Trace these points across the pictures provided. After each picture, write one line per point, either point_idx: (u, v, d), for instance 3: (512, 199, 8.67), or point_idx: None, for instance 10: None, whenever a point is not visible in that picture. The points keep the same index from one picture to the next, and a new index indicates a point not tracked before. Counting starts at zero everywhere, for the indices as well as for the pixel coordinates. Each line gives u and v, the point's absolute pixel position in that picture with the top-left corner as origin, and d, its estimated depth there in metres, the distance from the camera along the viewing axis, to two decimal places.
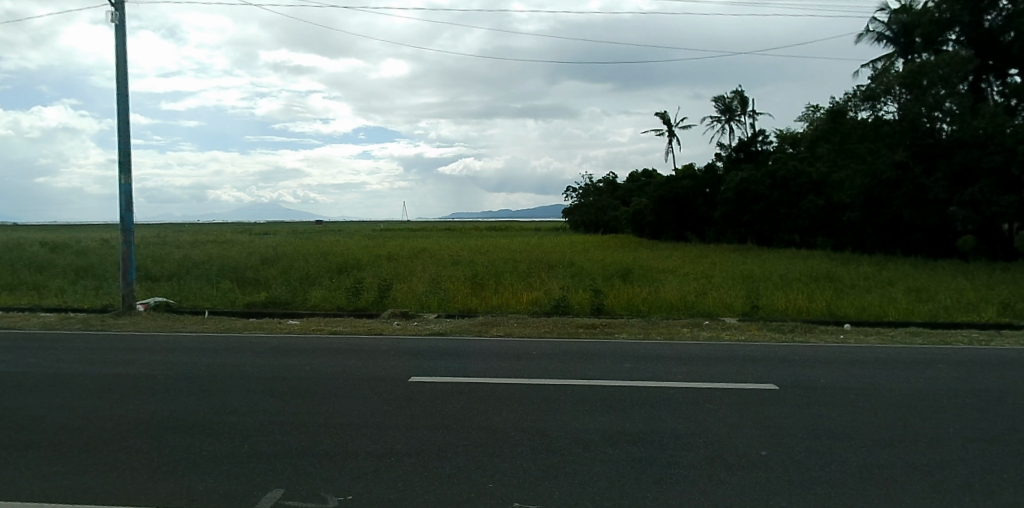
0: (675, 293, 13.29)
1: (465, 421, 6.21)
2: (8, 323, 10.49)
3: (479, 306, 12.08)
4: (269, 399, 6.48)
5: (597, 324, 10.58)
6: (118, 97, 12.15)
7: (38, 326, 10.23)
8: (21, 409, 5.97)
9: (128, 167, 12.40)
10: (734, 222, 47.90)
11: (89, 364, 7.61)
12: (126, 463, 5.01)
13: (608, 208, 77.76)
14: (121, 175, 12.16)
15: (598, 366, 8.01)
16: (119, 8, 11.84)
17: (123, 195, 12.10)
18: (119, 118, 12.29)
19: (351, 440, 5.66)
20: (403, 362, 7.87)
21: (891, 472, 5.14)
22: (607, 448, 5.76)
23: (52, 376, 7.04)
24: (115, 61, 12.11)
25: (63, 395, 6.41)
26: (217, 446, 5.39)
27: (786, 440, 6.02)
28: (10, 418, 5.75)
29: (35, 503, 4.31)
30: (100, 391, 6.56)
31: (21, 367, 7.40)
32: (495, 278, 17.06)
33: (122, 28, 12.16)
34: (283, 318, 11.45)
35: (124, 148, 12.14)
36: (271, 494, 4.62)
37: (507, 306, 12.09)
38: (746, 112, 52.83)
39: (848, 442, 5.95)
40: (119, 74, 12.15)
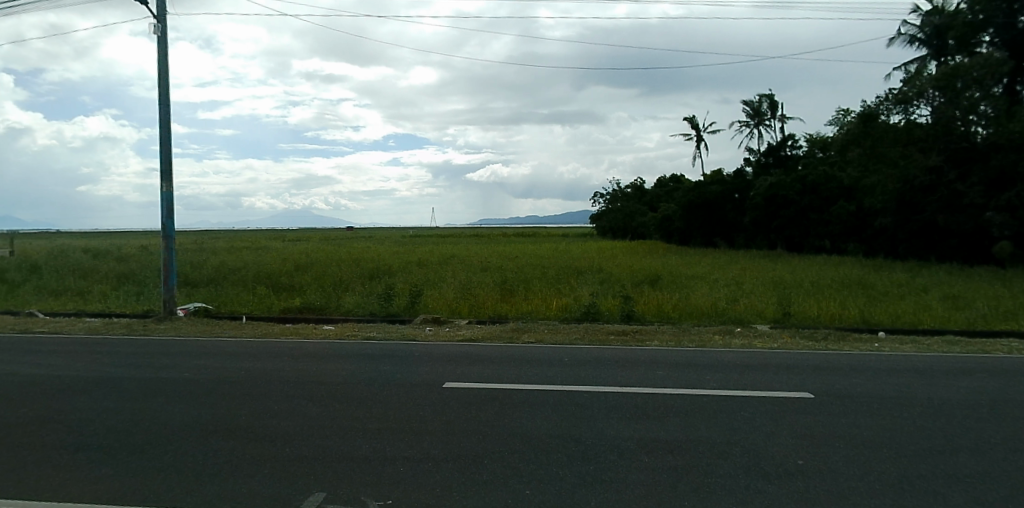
0: (704, 300, 13.17)
1: (499, 427, 6.27)
2: (56, 327, 10.78)
3: (509, 312, 12.10)
4: (305, 403, 6.57)
5: (628, 330, 10.50)
6: (161, 107, 12.41)
7: (84, 330, 10.50)
8: (75, 411, 6.15)
9: (170, 175, 12.67)
10: (763, 228, 47.50)
11: (135, 368, 7.75)
12: (174, 467, 5.19)
13: (635, 215, 77.45)
14: (163, 183, 12.40)
15: (632, 373, 7.95)
16: (161, 20, 12.09)
17: (164, 202, 12.33)
18: (161, 126, 12.57)
19: (389, 445, 5.78)
20: (440, 368, 7.91)
21: (932, 483, 5.03)
22: (642, 456, 5.76)
23: (101, 380, 7.19)
24: (158, 72, 12.38)
25: (112, 398, 6.56)
26: (259, 449, 5.55)
27: (823, 449, 5.94)
28: (64, 420, 5.94)
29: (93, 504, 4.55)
30: (148, 395, 6.69)
31: (70, 371, 7.55)
32: (523, 284, 17.03)
33: (165, 40, 12.42)
34: (318, 323, 11.57)
35: (166, 156, 12.39)
36: (313, 498, 4.77)
37: (536, 312, 12.10)
38: (775, 117, 52.31)
39: (886, 451, 5.85)
40: (162, 85, 12.41)
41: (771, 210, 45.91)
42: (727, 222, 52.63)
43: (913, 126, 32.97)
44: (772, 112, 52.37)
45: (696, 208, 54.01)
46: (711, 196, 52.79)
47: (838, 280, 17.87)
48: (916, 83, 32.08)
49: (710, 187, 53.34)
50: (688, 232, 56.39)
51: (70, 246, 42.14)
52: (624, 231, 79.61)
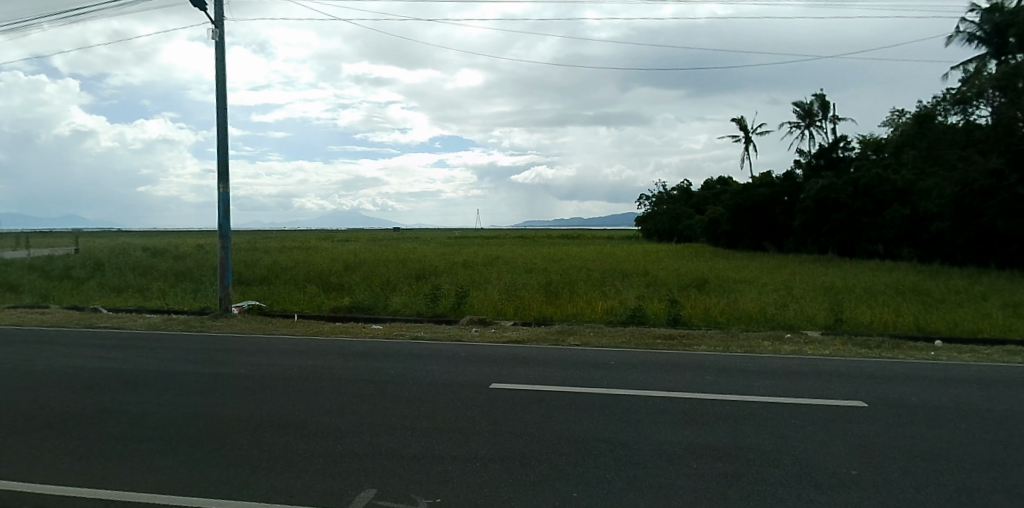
0: (753, 304, 12.89)
1: (546, 429, 6.23)
2: (119, 323, 11.20)
3: (555, 314, 12.03)
4: (355, 400, 6.67)
5: (676, 335, 10.33)
6: (218, 111, 12.79)
7: (145, 326, 10.88)
8: (136, 404, 6.41)
9: (226, 176, 13.03)
10: (813, 231, 46.32)
11: (193, 363, 8.00)
12: (229, 460, 5.36)
13: (682, 218, 76.49)
14: (220, 184, 12.75)
15: (680, 378, 7.80)
16: (219, 26, 12.45)
17: (221, 203, 12.68)
18: (218, 128, 12.95)
19: (438, 444, 5.81)
20: (487, 369, 7.92)
21: (998, 498, 4.76)
22: (690, 462, 5.63)
23: (161, 374, 7.45)
24: (216, 77, 12.75)
25: (172, 392, 6.80)
26: (312, 444, 5.69)
27: (880, 460, 5.69)
28: (127, 413, 6.19)
29: (153, 495, 4.74)
30: (205, 389, 6.91)
31: (132, 365, 7.84)
32: (566, 286, 16.95)
33: (222, 45, 12.79)
34: (367, 323, 11.73)
35: (223, 159, 12.74)
36: (363, 496, 4.79)
37: (582, 314, 12.02)
38: (827, 118, 51.09)
39: (944, 463, 5.60)
40: (219, 89, 12.79)
41: (822, 214, 44.61)
42: (777, 225, 51.45)
43: (972, 128, 32.29)
44: (824, 113, 51.17)
45: (745, 211, 53.27)
46: (760, 199, 51.83)
47: (891, 287, 17.22)
48: (974, 83, 31.03)
49: (759, 190, 52.14)
50: (737, 235, 55.61)
51: (129, 246, 43.74)
52: (670, 234, 78.68)
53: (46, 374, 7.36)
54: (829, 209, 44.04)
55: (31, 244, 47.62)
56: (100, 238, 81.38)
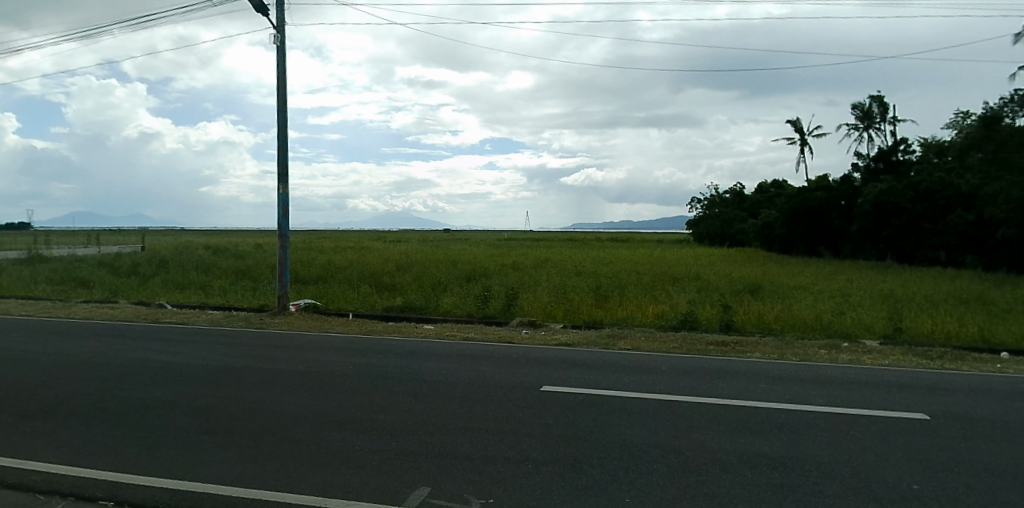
0: (808, 312, 12.54)
1: (596, 433, 6.18)
2: (183, 318, 11.61)
3: (604, 318, 11.92)
4: (408, 399, 6.75)
5: (728, 341, 10.11)
6: (279, 114, 13.15)
7: (207, 322, 11.25)
8: (202, 398, 6.64)
9: (286, 178, 13.37)
10: (871, 238, 44.89)
11: (253, 359, 8.25)
12: (288, 453, 5.52)
13: (735, 222, 74.89)
14: (279, 185, 13.09)
15: (733, 385, 7.62)
16: (280, 30, 12.80)
17: (280, 204, 13.02)
18: (279, 130, 13.33)
19: (490, 445, 5.82)
20: (539, 371, 7.90)
21: None
22: (745, 471, 5.50)
23: (223, 368, 7.70)
24: (278, 80, 13.11)
25: (233, 385, 7.02)
26: (367, 442, 5.78)
27: (943, 476, 5.44)
28: (192, 406, 6.43)
29: (215, 486, 4.92)
30: (264, 383, 7.11)
31: (196, 359, 8.12)
32: (616, 290, 16.84)
33: (283, 50, 13.15)
34: (418, 322, 11.90)
35: (283, 161, 13.08)
36: (416, 495, 4.81)
37: (632, 318, 11.92)
38: (886, 120, 49.53)
39: (1011, 481, 5.30)
40: (280, 92, 13.14)
41: (881, 219, 43.28)
42: (832, 230, 49.79)
43: None
44: (883, 114, 49.61)
45: (800, 216, 51.93)
46: (816, 203, 50.40)
47: (953, 295, 16.51)
48: None
49: (815, 194, 50.80)
50: (792, 239, 54.13)
51: (189, 245, 45.57)
52: (722, 238, 77.25)
53: (116, 367, 7.70)
54: (888, 214, 42.70)
55: (100, 244, 49.78)
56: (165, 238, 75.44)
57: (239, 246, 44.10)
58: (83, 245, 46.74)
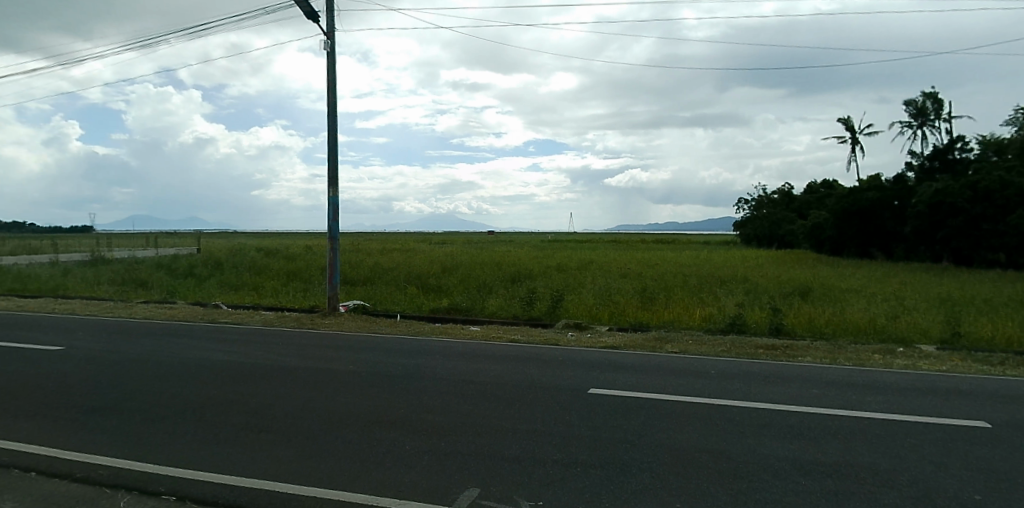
0: (861, 315, 12.19)
1: (645, 437, 6.12)
2: (237, 318, 11.96)
3: (651, 320, 11.83)
4: (458, 400, 6.80)
5: (779, 345, 9.91)
6: (330, 119, 13.41)
7: (261, 322, 11.56)
8: (257, 395, 6.83)
9: (336, 182, 13.63)
10: (926, 238, 43.49)
11: (304, 358, 8.44)
12: (340, 452, 5.63)
13: (783, 223, 73.33)
14: (330, 189, 13.33)
15: (784, 390, 7.46)
16: (330, 36, 13.04)
17: (332, 207, 13.28)
18: (330, 134, 13.59)
19: (539, 447, 5.82)
20: (585, 373, 7.89)
21: None
22: (800, 478, 5.37)
23: (276, 367, 7.91)
24: (328, 86, 13.37)
25: (286, 384, 7.20)
26: (416, 442, 5.84)
27: (1008, 486, 5.21)
28: (247, 403, 6.61)
29: (271, 483, 5.05)
30: (315, 382, 7.28)
31: (250, 358, 8.36)
32: (662, 292, 16.69)
33: (334, 56, 13.41)
34: (465, 324, 12.01)
35: (333, 164, 13.34)
36: (467, 496, 4.85)
37: (678, 321, 11.78)
38: (942, 117, 47.87)
39: None
40: (331, 97, 13.42)
41: (937, 219, 41.88)
42: (886, 231, 48.31)
43: None
44: (938, 111, 47.97)
45: (851, 216, 50.68)
46: (868, 203, 49.11)
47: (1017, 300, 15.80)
48: None
49: (866, 193, 49.51)
50: (843, 240, 52.83)
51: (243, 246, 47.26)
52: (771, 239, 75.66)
53: (176, 365, 7.97)
54: (944, 215, 41.29)
55: (162, 246, 51.96)
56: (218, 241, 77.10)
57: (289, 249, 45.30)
58: (146, 247, 48.76)
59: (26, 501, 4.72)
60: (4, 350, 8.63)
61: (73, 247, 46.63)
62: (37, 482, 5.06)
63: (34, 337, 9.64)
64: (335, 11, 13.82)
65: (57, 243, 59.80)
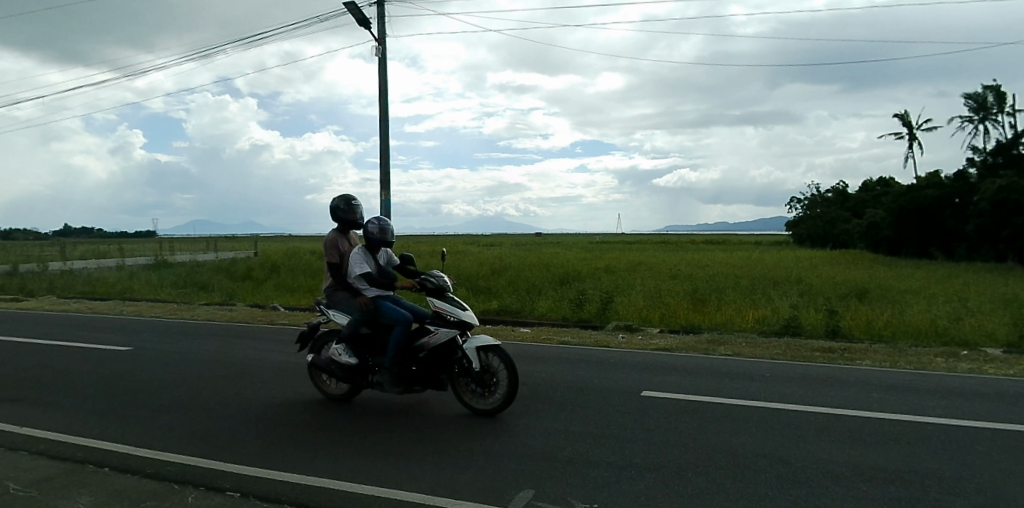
0: (921, 317, 11.78)
1: (700, 439, 6.04)
2: (294, 319, 12.31)
3: (702, 322, 11.69)
4: (510, 402, 6.86)
5: (835, 348, 9.70)
6: (382, 124, 13.67)
7: None
8: (314, 395, 7.02)
9: (388, 186, 13.86)
10: (989, 237, 41.74)
11: None
12: (397, 451, 5.74)
13: (838, 222, 71.47)
14: (383, 192, 13.57)
15: (842, 394, 7.30)
16: (381, 42, 13.25)
17: (384, 210, 13.52)
18: (381, 139, 13.84)
19: (591, 449, 5.80)
20: (636, 376, 7.87)
21: None
22: (860, 485, 5.23)
23: None
24: (381, 92, 13.62)
25: None
26: (470, 442, 5.93)
27: None
28: (305, 403, 6.80)
29: (331, 481, 5.19)
30: None
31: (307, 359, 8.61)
32: (715, 293, 16.47)
33: (385, 62, 13.64)
34: (516, 325, 12.09)
35: (385, 168, 13.58)
36: (522, 497, 4.88)
37: (730, 323, 11.59)
38: (1004, 111, 45.91)
39: None
40: (382, 103, 13.64)
41: (1001, 217, 40.17)
42: (946, 230, 46.62)
43: None
44: (1000, 105, 46.01)
45: (909, 214, 49.11)
46: (927, 201, 47.56)
47: None
48: None
49: (926, 191, 47.91)
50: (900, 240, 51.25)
51: (296, 251, 48.46)
52: (825, 239, 73.77)
53: (237, 364, 8.27)
54: (1008, 212, 39.58)
55: (222, 250, 53.91)
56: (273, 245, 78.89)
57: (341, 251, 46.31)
58: (206, 251, 50.53)
59: (102, 495, 4.96)
60: (78, 350, 9.09)
61: (136, 251, 48.65)
62: (111, 476, 5.30)
63: (103, 337, 10.13)
64: (385, 17, 14.03)
65: (127, 249, 62.46)
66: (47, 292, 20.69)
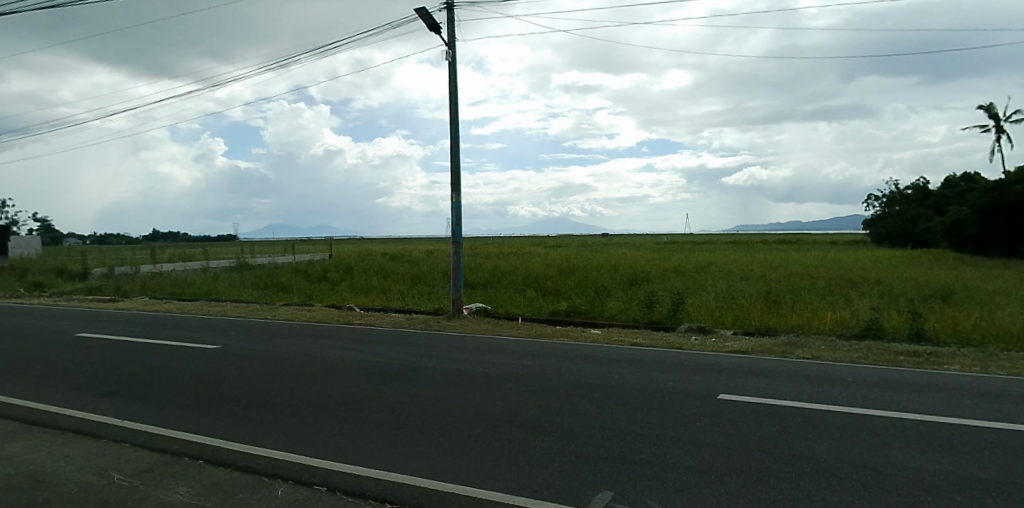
0: (1015, 320, 11.13)
1: (781, 445, 5.88)
2: (369, 319, 12.70)
3: (777, 324, 11.44)
4: (585, 403, 6.92)
5: (920, 352, 9.32)
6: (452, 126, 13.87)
7: (391, 323, 12.20)
8: (392, 395, 7.23)
9: (458, 188, 14.06)
10: None
11: (433, 359, 8.86)
12: (474, 450, 5.83)
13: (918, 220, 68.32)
14: (453, 194, 13.76)
15: (929, 400, 6.99)
16: (450, 46, 13.43)
17: (454, 212, 13.74)
18: (451, 142, 14.03)
19: (669, 452, 5.72)
20: (710, 379, 7.78)
21: None
22: (955, 494, 4.87)
23: (410, 368, 8.37)
24: (451, 96, 13.81)
25: (419, 385, 7.55)
26: (546, 443, 5.95)
27: None
28: (384, 402, 7.00)
29: (412, 477, 5.30)
30: (447, 382, 7.63)
31: (384, 359, 8.90)
32: (790, 295, 15.97)
33: (454, 66, 13.82)
34: (586, 326, 12.13)
35: (455, 171, 13.77)
36: (601, 497, 4.86)
37: (807, 325, 11.31)
38: None
39: None
40: (452, 106, 13.85)
41: None
42: None
43: None
44: None
45: (999, 212, 46.55)
46: (1015, 197, 44.93)
47: None
48: None
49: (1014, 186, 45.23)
50: (988, 239, 48.66)
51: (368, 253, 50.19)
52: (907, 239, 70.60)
53: (317, 363, 8.60)
54: None
55: (299, 253, 56.50)
56: (345, 245, 82.23)
57: (410, 253, 47.47)
58: (283, 253, 52.78)
59: (197, 486, 5.19)
60: (171, 348, 9.65)
61: (221, 254, 51.74)
62: (203, 469, 5.55)
63: (190, 336, 10.70)
64: (454, 22, 14.18)
65: (207, 251, 66.05)
66: (140, 292, 22.11)
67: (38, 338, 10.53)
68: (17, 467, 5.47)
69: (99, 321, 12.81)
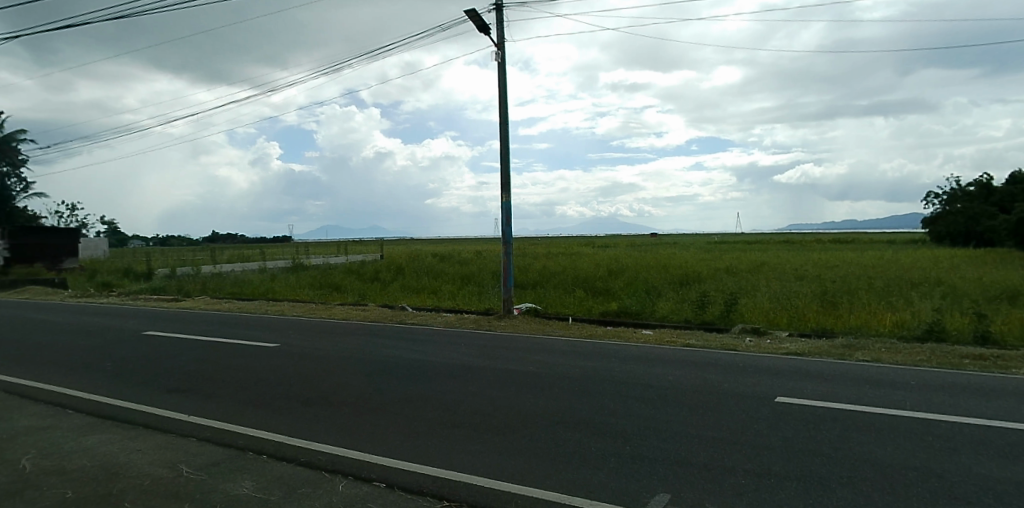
0: None
1: (842, 449, 5.77)
2: (421, 319, 12.92)
3: (835, 326, 11.21)
4: (639, 405, 6.93)
5: (987, 355, 9.02)
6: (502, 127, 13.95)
7: (443, 322, 12.40)
8: (447, 395, 7.36)
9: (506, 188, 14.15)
10: None
11: (485, 359, 8.98)
12: (528, 449, 5.90)
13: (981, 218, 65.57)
14: (503, 194, 13.85)
15: (999, 406, 6.75)
16: (500, 46, 13.43)
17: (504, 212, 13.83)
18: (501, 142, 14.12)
19: (726, 455, 5.69)
20: (767, 382, 7.68)
21: None
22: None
23: (464, 369, 8.50)
24: (501, 96, 13.86)
25: (472, 385, 7.67)
26: (601, 444, 5.98)
27: None
28: (439, 400, 7.14)
29: (469, 475, 5.39)
30: (500, 382, 7.73)
31: (438, 358, 9.05)
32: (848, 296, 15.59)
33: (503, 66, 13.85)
34: (638, 327, 12.12)
35: (506, 172, 13.85)
36: (659, 499, 4.87)
37: (865, 327, 11.05)
38: None
39: None
40: (502, 107, 13.90)
41: None
42: None
43: None
44: None
45: None
46: None
47: None
48: None
49: None
50: None
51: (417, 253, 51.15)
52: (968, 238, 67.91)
53: (372, 361, 8.81)
54: None
55: (351, 253, 58.08)
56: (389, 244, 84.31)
57: (457, 252, 48.07)
58: (336, 253, 54.26)
59: (262, 480, 5.37)
60: (231, 346, 9.99)
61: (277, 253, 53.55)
62: (267, 464, 5.74)
63: (248, 334, 11.05)
64: (504, 22, 14.20)
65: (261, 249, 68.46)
66: (200, 291, 22.97)
67: (109, 335, 11.05)
68: (93, 459, 5.76)
69: (165, 319, 13.37)
